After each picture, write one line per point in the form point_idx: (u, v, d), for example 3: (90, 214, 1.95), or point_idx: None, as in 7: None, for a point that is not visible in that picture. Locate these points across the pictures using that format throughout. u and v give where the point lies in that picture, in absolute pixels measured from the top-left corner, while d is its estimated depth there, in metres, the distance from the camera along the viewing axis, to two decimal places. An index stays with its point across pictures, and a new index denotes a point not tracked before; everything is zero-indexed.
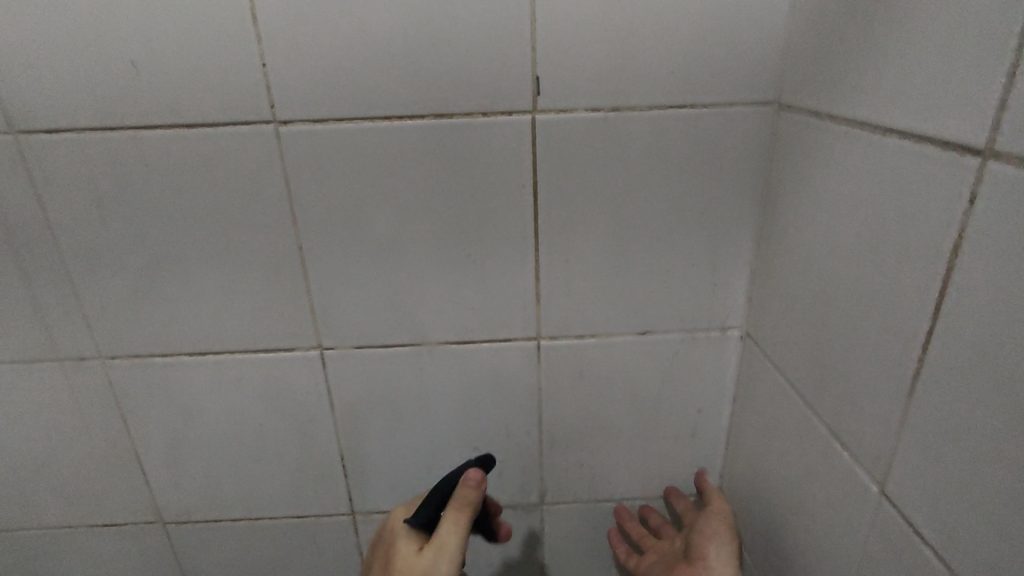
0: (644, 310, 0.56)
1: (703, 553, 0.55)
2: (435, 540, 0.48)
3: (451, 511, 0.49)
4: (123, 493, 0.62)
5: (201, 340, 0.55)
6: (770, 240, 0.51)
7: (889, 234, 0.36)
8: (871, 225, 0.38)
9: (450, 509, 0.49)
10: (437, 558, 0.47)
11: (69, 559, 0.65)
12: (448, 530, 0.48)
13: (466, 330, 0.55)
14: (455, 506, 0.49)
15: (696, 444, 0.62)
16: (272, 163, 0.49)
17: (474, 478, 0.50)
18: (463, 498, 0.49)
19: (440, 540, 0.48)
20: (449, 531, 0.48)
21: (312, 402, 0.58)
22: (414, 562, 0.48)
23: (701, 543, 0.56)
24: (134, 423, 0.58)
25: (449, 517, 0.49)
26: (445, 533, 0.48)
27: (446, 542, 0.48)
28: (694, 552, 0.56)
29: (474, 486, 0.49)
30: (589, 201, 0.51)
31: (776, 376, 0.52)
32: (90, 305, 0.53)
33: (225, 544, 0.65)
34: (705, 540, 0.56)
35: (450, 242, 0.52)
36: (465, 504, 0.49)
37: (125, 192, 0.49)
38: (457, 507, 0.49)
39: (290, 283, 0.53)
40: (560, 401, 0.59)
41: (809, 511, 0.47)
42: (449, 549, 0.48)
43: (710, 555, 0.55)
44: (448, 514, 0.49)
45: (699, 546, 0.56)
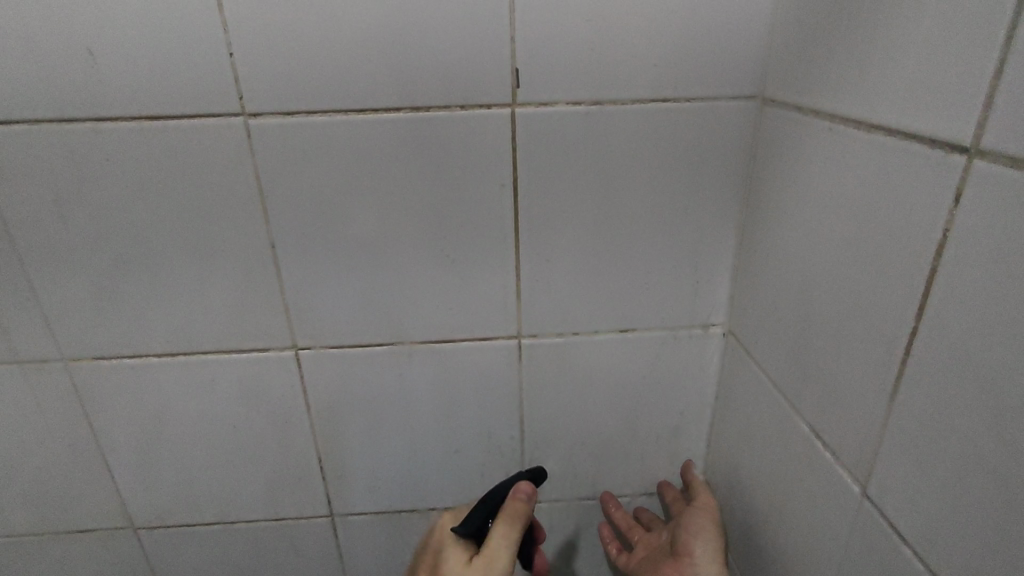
0: (627, 307, 0.55)
1: (688, 548, 0.55)
2: (485, 551, 0.48)
3: (503, 523, 0.49)
4: (91, 498, 0.60)
5: (171, 342, 0.53)
6: (753, 236, 0.51)
7: (874, 233, 0.36)
8: (856, 223, 0.37)
9: (501, 522, 0.50)
10: (487, 568, 0.47)
11: (35, 566, 0.63)
12: (499, 541, 0.48)
13: (445, 328, 0.54)
14: (506, 518, 0.50)
15: (679, 441, 0.62)
16: (241, 157, 0.47)
17: (525, 490, 0.52)
18: (514, 511, 0.51)
19: (491, 551, 0.48)
20: (501, 542, 0.48)
21: (287, 403, 0.56)
22: (462, 571, 0.47)
23: (686, 538, 0.55)
24: (101, 426, 0.56)
25: (500, 529, 0.49)
26: (496, 544, 0.48)
27: (496, 555, 0.48)
28: (681, 548, 0.55)
29: (526, 499, 0.52)
30: (571, 197, 0.50)
31: (758, 374, 0.51)
32: (50, 305, 0.51)
33: (200, 549, 0.63)
34: (689, 536, 0.56)
35: (429, 239, 0.51)
36: (517, 517, 0.50)
37: (85, 187, 0.47)
38: (509, 520, 0.49)
39: (263, 281, 0.51)
40: (542, 399, 0.58)
41: (791, 510, 0.47)
42: (500, 559, 0.47)
43: (695, 550, 0.55)
44: (499, 526, 0.49)
45: (684, 541, 0.56)
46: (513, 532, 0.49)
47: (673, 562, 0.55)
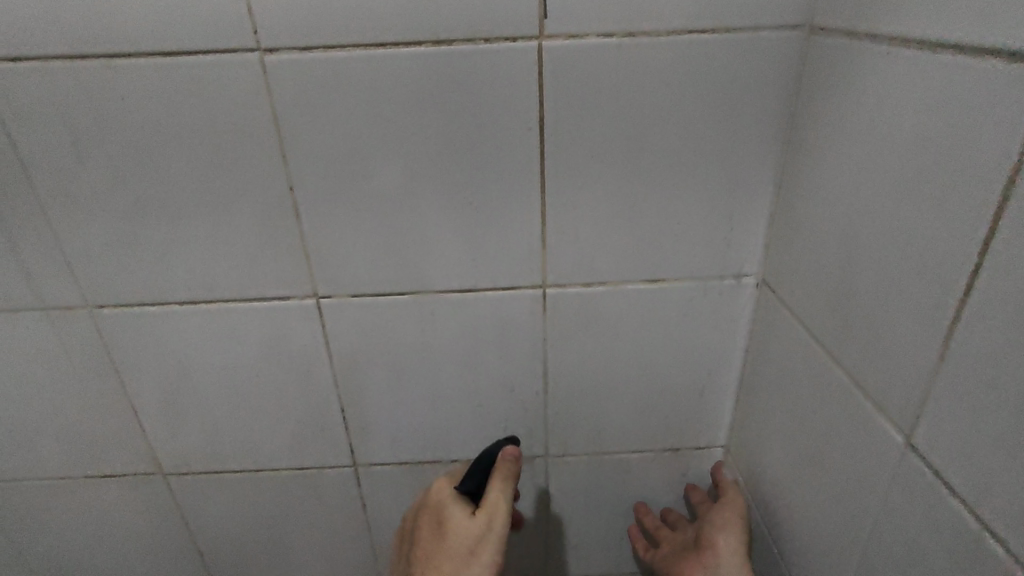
0: (657, 256, 0.53)
1: (711, 540, 0.56)
2: (486, 505, 0.51)
3: (498, 480, 0.52)
4: (121, 444, 0.61)
5: (192, 289, 0.53)
6: (794, 179, 0.48)
7: (931, 169, 0.33)
8: (911, 156, 0.34)
9: (496, 479, 0.52)
10: (490, 520, 0.51)
11: (71, 508, 0.65)
12: (497, 495, 0.52)
13: (469, 277, 0.53)
14: (500, 476, 0.53)
15: (706, 396, 0.61)
16: (258, 97, 0.45)
17: (513, 451, 0.54)
18: (506, 469, 0.53)
19: (491, 505, 0.51)
20: (498, 496, 0.52)
21: (309, 353, 0.56)
22: (468, 525, 0.51)
23: (710, 532, 0.57)
24: (128, 373, 0.57)
25: (496, 485, 0.52)
26: (495, 498, 0.51)
27: (496, 506, 0.51)
28: (704, 540, 0.57)
29: (513, 459, 0.54)
30: (600, 138, 0.48)
31: (794, 325, 0.49)
32: (73, 250, 0.51)
33: (228, 496, 0.64)
34: (713, 528, 0.57)
35: (452, 184, 0.49)
36: (509, 473, 0.53)
37: (101, 128, 0.46)
38: (502, 476, 0.52)
39: (283, 227, 0.50)
40: (566, 351, 0.57)
41: (825, 463, 0.45)
42: (501, 512, 0.51)
43: (718, 540, 0.56)
44: (494, 482, 0.52)
45: (708, 534, 0.57)
46: (508, 487, 0.52)
47: (697, 554, 0.56)
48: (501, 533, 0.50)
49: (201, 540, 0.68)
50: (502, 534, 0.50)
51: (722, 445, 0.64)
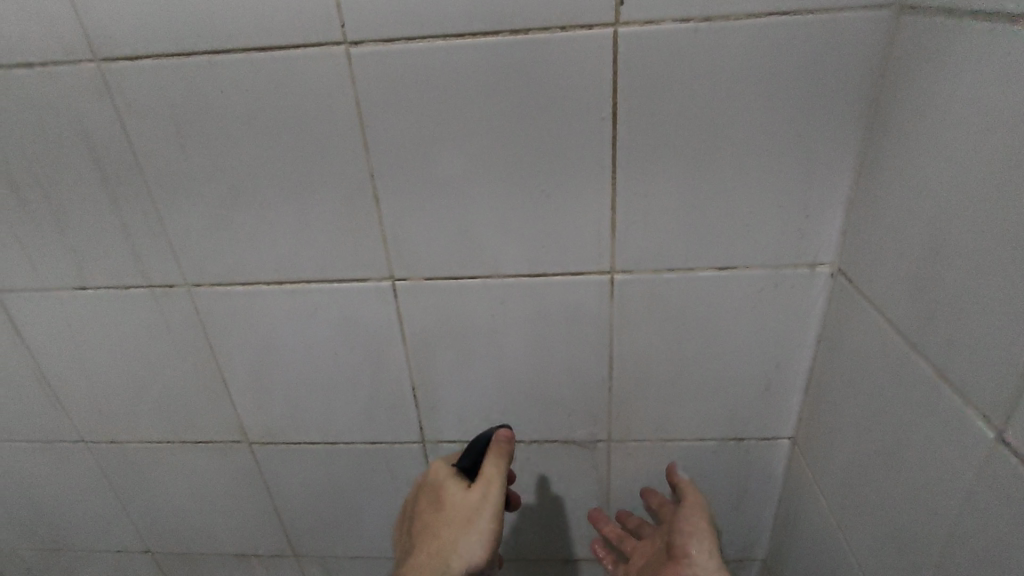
0: (727, 243, 0.52)
1: (683, 548, 0.56)
2: (482, 479, 0.55)
3: (493, 455, 0.55)
4: (212, 413, 0.66)
5: (279, 271, 0.56)
6: (876, 164, 0.46)
7: None
8: (1006, 138, 0.33)
9: (491, 458, 0.55)
10: (485, 491, 0.54)
11: (167, 470, 0.71)
12: (492, 471, 0.55)
13: (538, 262, 0.54)
14: (494, 455, 0.55)
15: (774, 387, 0.60)
16: (342, 88, 0.48)
17: (507, 434, 0.56)
18: (499, 449, 0.56)
19: (486, 479, 0.54)
20: (493, 471, 0.55)
21: (383, 333, 0.59)
22: (467, 497, 0.54)
23: (681, 540, 0.56)
24: (220, 348, 0.61)
25: (491, 462, 0.55)
26: (490, 474, 0.55)
27: (491, 479, 0.54)
28: (676, 550, 0.56)
29: (506, 441, 0.56)
30: (672, 124, 0.48)
31: (872, 315, 0.48)
32: (175, 233, 0.55)
33: (305, 465, 0.69)
34: (682, 535, 0.57)
35: (523, 171, 0.50)
36: (503, 452, 0.56)
37: (202, 119, 0.50)
38: (496, 454, 0.55)
39: (363, 212, 0.53)
40: (631, 337, 0.57)
41: (901, 456, 0.44)
42: (495, 484, 0.54)
43: (690, 549, 0.55)
44: (489, 459, 0.55)
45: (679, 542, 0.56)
46: (502, 462, 0.55)
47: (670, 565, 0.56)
48: (496, 502, 0.53)
49: (280, 506, 0.72)
50: (497, 504, 0.54)
51: (789, 436, 0.63)
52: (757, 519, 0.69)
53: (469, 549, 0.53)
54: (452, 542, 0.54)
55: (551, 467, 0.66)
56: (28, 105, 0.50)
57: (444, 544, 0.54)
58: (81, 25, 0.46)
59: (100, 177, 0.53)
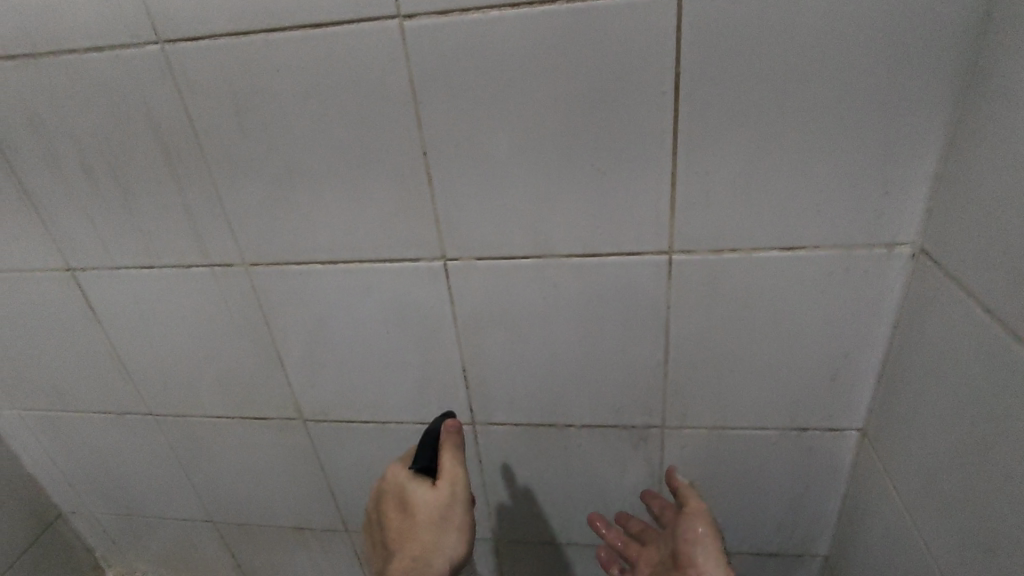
0: (797, 222, 0.49)
1: (688, 556, 0.53)
2: (445, 474, 0.56)
3: (447, 449, 0.57)
4: (269, 390, 0.68)
5: (333, 250, 0.57)
6: (971, 132, 0.42)
7: None
8: None
9: (448, 452, 0.57)
10: (453, 486, 0.56)
11: (227, 444, 0.74)
12: (453, 463, 0.56)
13: (593, 242, 0.52)
14: (449, 449, 0.57)
15: (843, 375, 0.56)
16: (395, 63, 0.47)
17: (453, 425, 0.58)
18: (451, 442, 0.57)
19: (450, 472, 0.56)
20: (454, 464, 0.56)
21: (434, 313, 0.59)
22: (434, 496, 0.55)
23: (684, 546, 0.54)
24: (276, 326, 0.63)
25: (449, 455, 0.57)
26: (452, 466, 0.56)
27: (455, 473, 0.56)
28: (682, 557, 0.54)
29: (454, 432, 0.58)
30: (740, 93, 0.45)
31: (959, 297, 0.44)
32: (233, 213, 0.56)
33: (357, 443, 0.70)
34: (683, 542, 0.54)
35: (579, 146, 0.48)
36: (456, 443, 0.57)
37: (259, 99, 0.50)
38: (452, 447, 0.57)
39: (416, 190, 0.52)
40: (688, 320, 0.55)
41: (988, 451, 0.40)
42: (460, 477, 0.56)
43: (695, 556, 0.53)
44: (446, 453, 0.57)
45: (682, 548, 0.54)
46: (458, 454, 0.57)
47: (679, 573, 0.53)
48: (465, 493, 0.56)
49: (333, 482, 0.74)
50: (464, 494, 0.56)
51: (859, 428, 0.59)
52: (820, 514, 0.65)
53: (449, 542, 0.55)
54: (432, 542, 0.55)
55: (601, 453, 0.65)
56: (97, 88, 0.52)
57: (423, 547, 0.55)
58: (145, 6, 0.47)
59: (164, 158, 0.54)
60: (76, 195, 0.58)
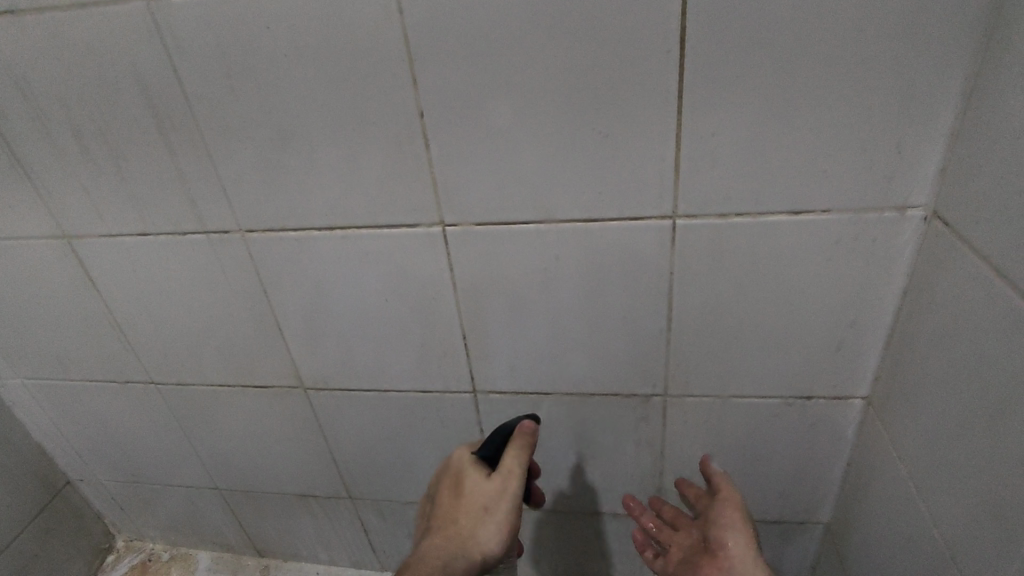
0: (805, 184, 0.48)
1: (724, 546, 0.58)
2: (501, 469, 0.56)
3: (515, 445, 0.56)
4: (269, 359, 0.68)
5: (330, 216, 0.56)
6: (991, 87, 0.40)
7: None
8: None
9: (512, 449, 0.56)
10: (506, 482, 0.55)
11: (229, 412, 0.74)
12: (513, 461, 0.55)
13: (594, 206, 0.51)
14: (516, 447, 0.56)
15: (848, 343, 0.55)
16: (389, 19, 0.45)
17: (530, 426, 0.56)
18: (521, 442, 0.56)
19: (506, 470, 0.56)
20: (514, 463, 0.56)
21: (434, 281, 0.58)
22: (485, 486, 0.56)
23: (721, 537, 0.59)
24: (274, 294, 0.62)
25: (513, 453, 0.56)
26: (510, 465, 0.55)
27: (512, 470, 0.55)
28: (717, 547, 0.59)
29: (529, 433, 0.56)
30: (748, 49, 0.43)
31: (972, 262, 0.43)
32: (228, 178, 0.55)
33: (359, 412, 0.70)
34: (721, 533, 0.59)
35: (580, 107, 0.47)
36: (526, 444, 0.56)
37: (249, 59, 0.48)
38: (518, 446, 0.56)
39: (413, 154, 0.51)
40: (692, 288, 0.54)
41: (999, 418, 0.39)
42: (515, 477, 0.55)
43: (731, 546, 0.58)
44: (510, 450, 0.56)
45: (719, 539, 0.59)
46: (523, 454, 0.56)
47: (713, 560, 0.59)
48: (516, 493, 0.55)
49: (336, 450, 0.74)
50: (516, 493, 0.56)
51: (863, 397, 0.58)
52: (823, 482, 0.65)
53: (490, 534, 0.56)
54: (472, 526, 0.56)
55: (603, 422, 0.65)
56: (82, 49, 0.50)
57: (462, 528, 0.57)
58: None
59: (154, 121, 0.53)
60: (68, 162, 0.57)
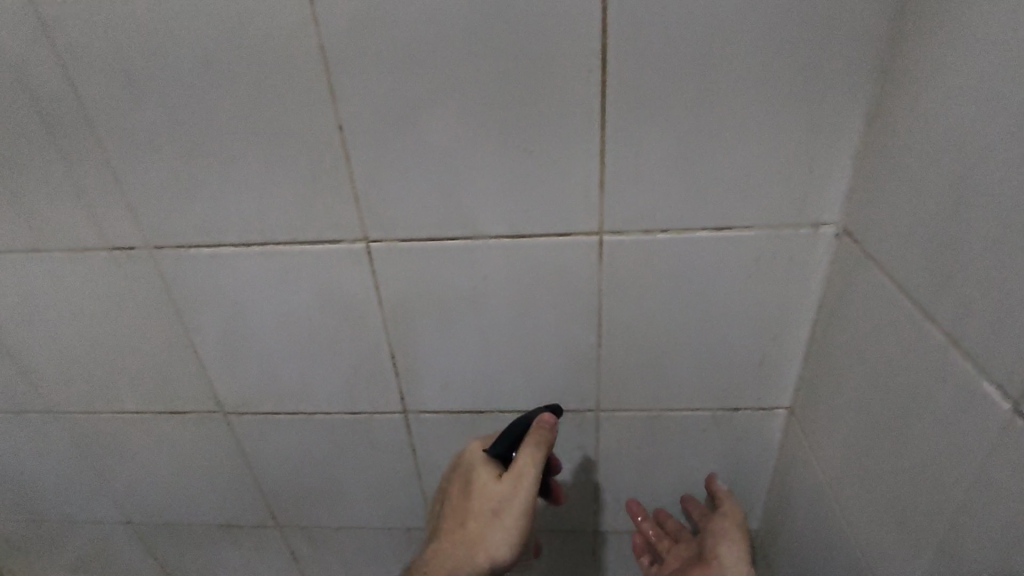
0: (724, 201, 0.49)
1: (716, 552, 0.59)
2: (513, 470, 0.52)
3: (529, 443, 0.53)
4: (184, 383, 0.63)
5: (246, 232, 0.53)
6: (890, 113, 0.42)
7: None
8: None
9: (526, 447, 0.52)
10: (518, 484, 0.52)
11: (142, 440, 0.69)
12: (526, 461, 0.52)
13: (521, 223, 0.50)
14: (530, 445, 0.53)
15: (770, 355, 0.57)
16: (304, 28, 0.43)
17: (548, 420, 0.53)
18: (536, 439, 0.53)
19: (518, 471, 0.52)
20: (527, 462, 0.52)
21: (360, 298, 0.56)
22: (495, 488, 0.53)
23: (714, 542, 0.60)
24: (188, 314, 0.58)
25: (526, 452, 0.52)
26: (522, 465, 0.52)
27: (523, 473, 0.52)
28: (709, 551, 0.60)
29: (546, 429, 0.53)
30: (667, 69, 0.43)
31: (878, 279, 0.44)
32: (131, 191, 0.51)
33: (284, 436, 0.66)
34: (716, 540, 0.60)
35: (504, 123, 0.46)
36: (541, 442, 0.52)
37: (153, 65, 0.45)
38: (533, 444, 0.52)
39: (333, 168, 0.49)
40: (621, 303, 0.54)
41: (907, 428, 0.41)
42: (528, 477, 0.52)
43: (722, 552, 0.59)
44: (524, 448, 0.53)
45: (712, 545, 0.60)
46: (536, 453, 0.52)
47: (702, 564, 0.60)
48: (527, 498, 0.52)
49: (261, 476, 0.70)
50: (527, 499, 0.52)
51: (786, 407, 0.60)
52: (752, 491, 0.66)
53: (499, 541, 0.52)
54: (480, 531, 0.52)
55: None
56: None
57: (470, 532, 0.53)
58: None
59: (46, 129, 0.49)
60: None
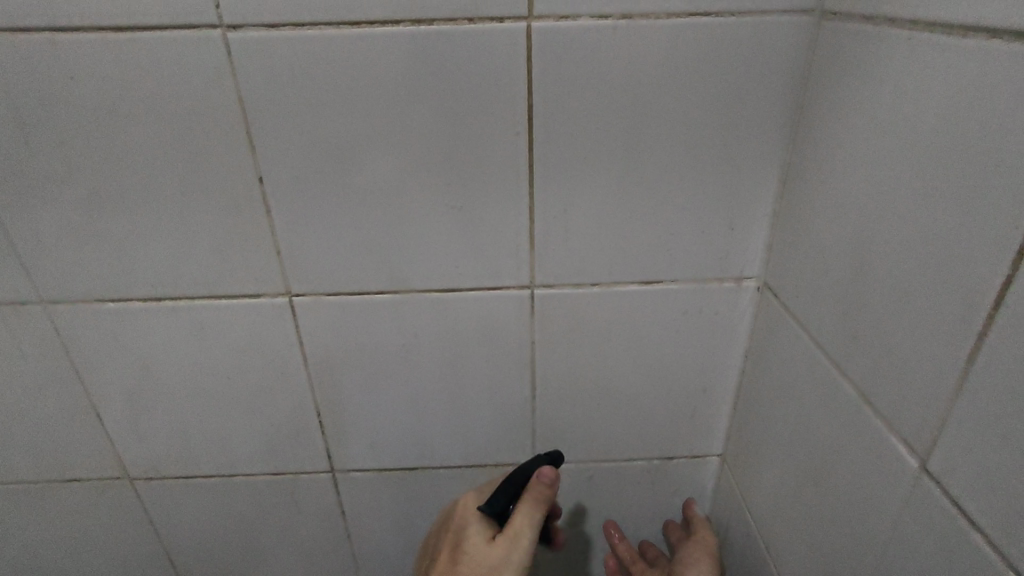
0: (651, 256, 0.50)
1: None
2: (509, 531, 0.48)
3: (528, 502, 0.50)
4: (84, 447, 0.58)
5: (156, 286, 0.49)
6: (800, 177, 0.45)
7: (946, 170, 0.30)
8: (925, 159, 0.31)
9: (524, 506, 0.49)
10: (514, 547, 0.48)
11: (32, 511, 0.62)
12: (523, 520, 0.49)
13: (452, 277, 0.49)
14: (528, 502, 0.50)
15: (701, 404, 0.57)
16: (220, 79, 0.42)
17: (548, 476, 0.50)
18: (537, 495, 0.50)
19: (515, 533, 0.48)
20: (524, 523, 0.49)
21: (282, 354, 0.53)
22: (488, 551, 0.48)
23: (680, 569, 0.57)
24: (89, 373, 0.53)
25: (524, 511, 0.49)
26: (519, 526, 0.48)
27: (521, 534, 0.48)
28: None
29: (547, 483, 0.50)
30: (591, 130, 0.44)
31: (797, 333, 0.46)
32: (24, 242, 0.47)
33: (198, 501, 0.61)
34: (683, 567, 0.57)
35: (432, 179, 0.46)
36: (540, 500, 0.50)
37: (51, 110, 0.42)
38: (532, 502, 0.50)
39: (252, 221, 0.47)
40: (554, 355, 0.54)
41: (828, 480, 0.42)
42: (525, 539, 0.48)
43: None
44: (522, 507, 0.50)
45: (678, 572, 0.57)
46: (535, 513, 0.49)
47: None
48: (523, 563, 0.47)
49: (171, 545, 0.64)
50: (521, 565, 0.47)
51: (718, 454, 0.61)
52: None
53: None
54: None
55: None
56: None
57: None
58: None
59: None
60: None
